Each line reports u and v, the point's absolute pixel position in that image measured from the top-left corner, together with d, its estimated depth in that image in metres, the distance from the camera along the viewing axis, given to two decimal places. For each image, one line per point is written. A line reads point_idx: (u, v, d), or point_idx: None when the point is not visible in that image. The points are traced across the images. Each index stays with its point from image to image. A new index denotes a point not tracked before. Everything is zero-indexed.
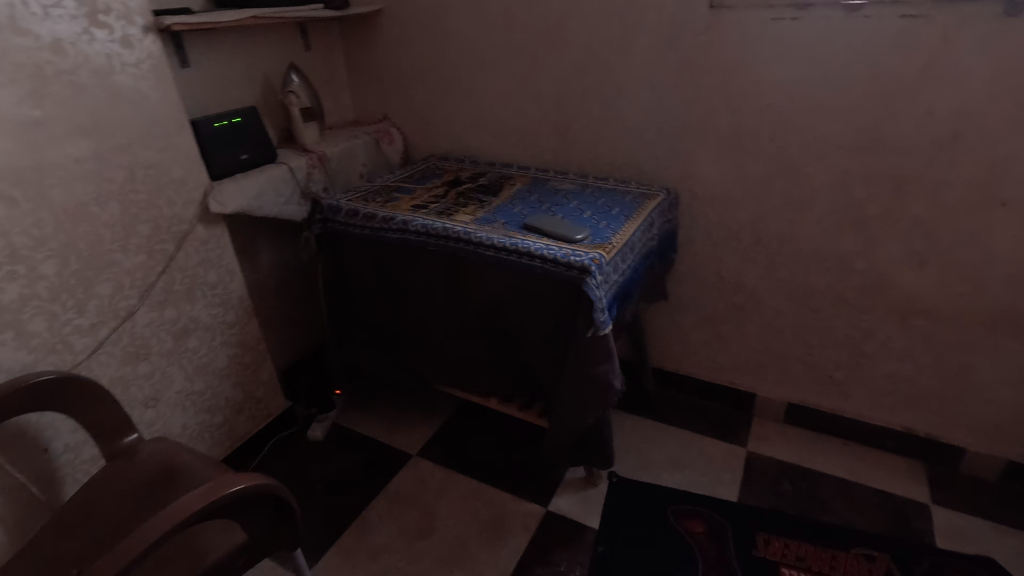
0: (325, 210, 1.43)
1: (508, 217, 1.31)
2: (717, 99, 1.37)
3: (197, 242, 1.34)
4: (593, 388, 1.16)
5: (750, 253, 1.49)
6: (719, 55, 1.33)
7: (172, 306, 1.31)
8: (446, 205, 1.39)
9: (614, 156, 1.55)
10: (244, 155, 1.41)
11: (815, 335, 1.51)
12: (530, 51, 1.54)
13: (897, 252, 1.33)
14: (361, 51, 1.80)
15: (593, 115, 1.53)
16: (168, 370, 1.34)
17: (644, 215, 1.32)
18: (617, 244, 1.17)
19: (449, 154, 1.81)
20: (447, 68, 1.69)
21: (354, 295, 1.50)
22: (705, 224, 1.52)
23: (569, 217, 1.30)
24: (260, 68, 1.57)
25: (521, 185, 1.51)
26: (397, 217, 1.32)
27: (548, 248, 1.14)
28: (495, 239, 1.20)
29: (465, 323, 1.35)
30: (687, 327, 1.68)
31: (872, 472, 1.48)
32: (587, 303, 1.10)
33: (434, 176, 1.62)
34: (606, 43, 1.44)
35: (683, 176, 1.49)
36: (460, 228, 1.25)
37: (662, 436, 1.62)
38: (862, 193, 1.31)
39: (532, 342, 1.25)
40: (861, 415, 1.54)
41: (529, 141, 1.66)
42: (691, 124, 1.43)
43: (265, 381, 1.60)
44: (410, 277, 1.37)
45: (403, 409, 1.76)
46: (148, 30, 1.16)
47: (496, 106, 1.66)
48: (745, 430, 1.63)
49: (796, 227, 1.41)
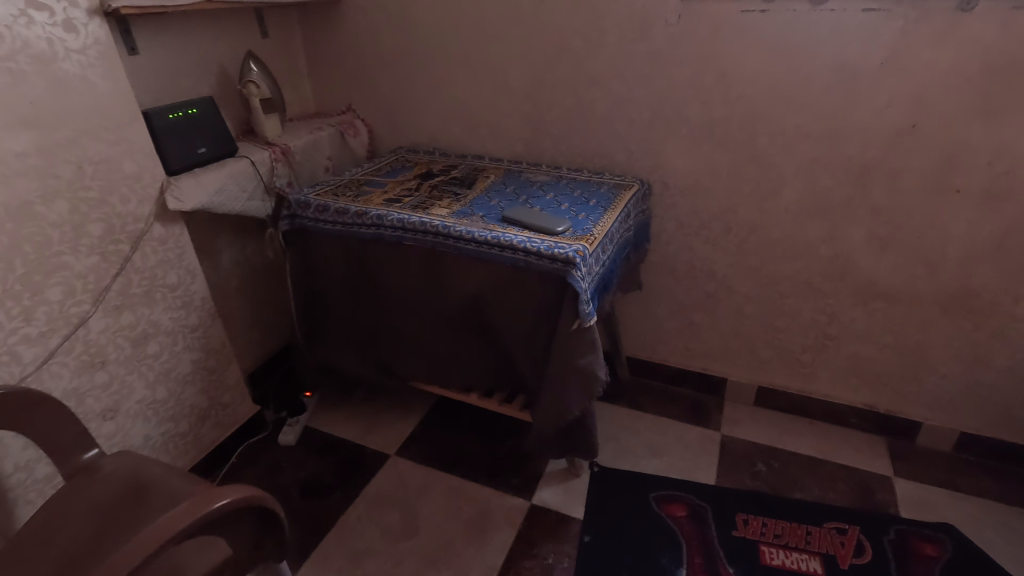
0: (292, 205, 1.36)
1: (486, 211, 1.28)
2: (688, 90, 1.39)
3: (155, 242, 1.26)
4: (577, 379, 1.15)
5: (721, 242, 1.52)
6: (690, 47, 1.34)
7: (129, 310, 1.23)
8: (420, 199, 1.35)
9: (587, 148, 1.55)
10: (202, 148, 1.34)
11: (783, 320, 1.56)
12: (499, 41, 1.52)
13: (859, 238, 1.39)
14: (322, 40, 1.73)
15: (565, 106, 1.52)
16: (127, 379, 1.25)
17: (620, 206, 1.32)
18: (598, 235, 1.17)
19: (416, 145, 1.77)
20: (414, 58, 1.64)
21: (326, 292, 1.45)
22: (677, 213, 1.54)
23: (547, 209, 1.29)
24: (216, 57, 1.48)
25: (495, 177, 1.49)
26: (370, 211, 1.28)
27: (531, 241, 1.12)
28: (475, 232, 1.17)
29: (445, 319, 1.32)
30: (659, 316, 1.71)
31: (839, 449, 1.55)
32: (572, 295, 1.09)
33: (405, 169, 1.57)
34: (577, 34, 1.43)
35: (656, 166, 1.50)
36: (438, 222, 1.21)
37: (639, 424, 1.64)
38: (828, 181, 1.36)
39: (514, 336, 1.24)
40: (826, 395, 1.61)
41: (499, 133, 1.63)
42: (663, 115, 1.44)
43: (232, 386, 1.53)
44: (386, 274, 1.33)
45: (377, 407, 1.72)
46: (93, 13, 1.07)
47: (466, 97, 1.63)
48: (718, 414, 1.68)
49: (765, 215, 1.45)
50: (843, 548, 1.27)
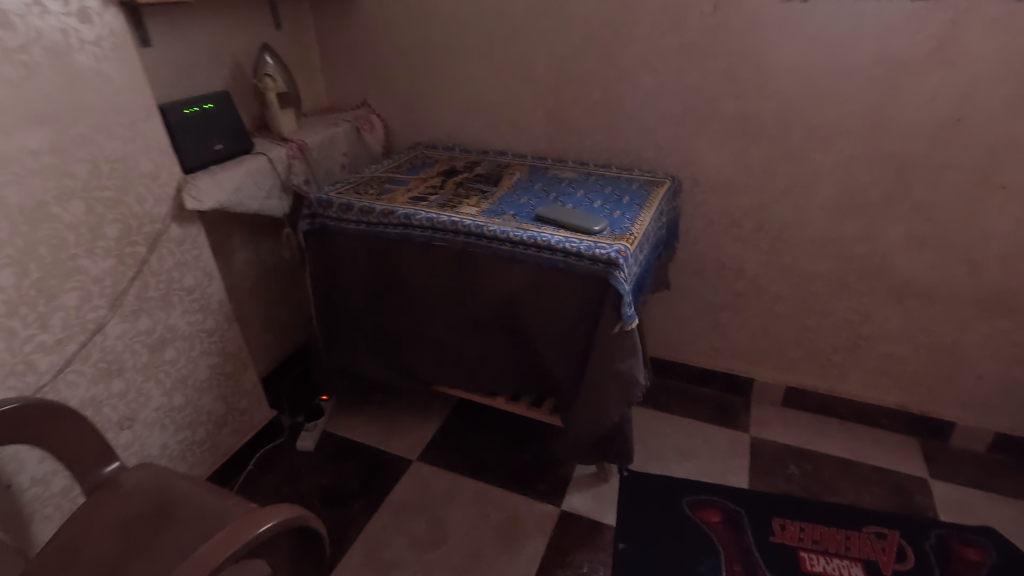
0: (313, 204, 1.31)
1: (517, 209, 1.24)
2: (722, 84, 1.35)
3: (172, 243, 1.20)
4: (617, 384, 1.11)
5: (752, 239, 1.48)
6: (726, 39, 1.30)
7: (146, 315, 1.17)
8: (447, 197, 1.30)
9: (614, 144, 1.50)
10: (218, 145, 1.29)
11: (814, 319, 1.53)
12: (524, 33, 1.47)
13: (897, 235, 1.35)
14: (337, 32, 1.67)
15: (592, 101, 1.48)
16: (144, 387, 1.20)
17: (654, 204, 1.28)
18: (638, 234, 1.13)
19: (434, 141, 1.71)
20: (434, 51, 1.59)
21: (348, 293, 1.40)
22: (707, 211, 1.50)
23: (579, 207, 1.25)
24: (230, 49, 1.42)
25: (521, 174, 1.44)
26: (397, 211, 1.23)
27: (569, 241, 1.08)
28: (510, 231, 1.12)
29: (474, 322, 1.28)
30: (685, 315, 1.67)
31: (871, 450, 1.52)
32: (614, 297, 1.04)
33: (425, 166, 1.52)
34: (606, 25, 1.38)
35: (686, 162, 1.46)
36: (469, 221, 1.16)
37: (666, 426, 1.61)
38: (866, 178, 1.32)
39: (549, 339, 1.20)
40: (856, 395, 1.58)
41: (522, 128, 1.58)
42: (695, 109, 1.39)
43: (249, 391, 1.48)
44: (412, 276, 1.28)
45: (396, 410, 1.67)
46: (109, 3, 1.01)
47: (488, 91, 1.58)
48: (746, 415, 1.64)
49: (799, 212, 1.41)
50: (884, 554, 1.24)
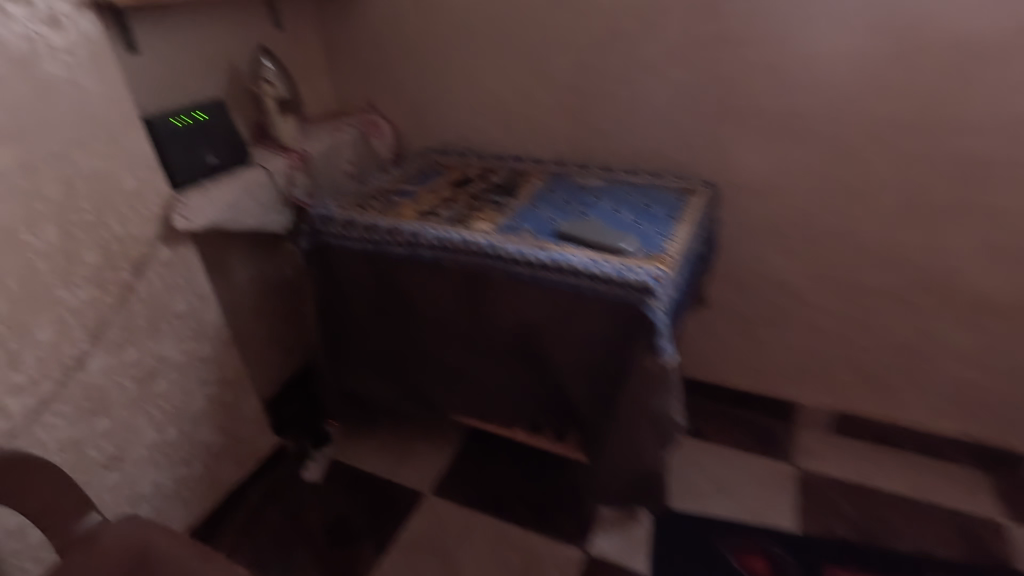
0: (313, 220, 1.20)
1: (536, 224, 1.11)
2: (765, 78, 1.19)
3: (161, 267, 1.11)
4: (651, 425, 0.98)
5: (799, 251, 1.33)
6: (770, 26, 1.15)
7: (133, 345, 1.08)
8: (458, 211, 1.18)
9: (642, 146, 1.36)
10: (212, 157, 1.19)
11: (869, 339, 1.37)
12: (542, 26, 1.33)
13: (970, 246, 1.19)
14: (341, 31, 1.56)
15: (618, 99, 1.34)
16: (133, 423, 1.11)
17: (690, 216, 1.14)
18: (674, 254, 1.00)
19: (446, 145, 1.59)
20: (444, 48, 1.46)
21: (354, 316, 1.29)
22: (746, 219, 1.35)
23: (606, 221, 1.12)
24: (226, 51, 1.32)
25: (540, 182, 1.31)
26: (404, 228, 1.11)
27: (596, 263, 0.94)
28: (528, 252, 1.00)
29: (490, 349, 1.16)
30: (721, 332, 1.52)
31: (934, 485, 1.36)
32: (648, 329, 0.91)
33: (436, 174, 1.40)
34: (633, 15, 1.24)
35: (723, 165, 1.31)
36: (482, 240, 1.04)
37: (700, 455, 1.47)
38: (933, 182, 1.16)
39: (574, 370, 1.07)
40: (916, 423, 1.42)
41: (541, 130, 1.45)
42: (734, 107, 1.24)
43: (251, 419, 1.39)
44: (421, 298, 1.16)
45: (408, 436, 1.56)
46: (81, 5, 0.91)
47: (502, 91, 1.45)
48: (789, 442, 1.49)
49: (853, 221, 1.25)
50: None
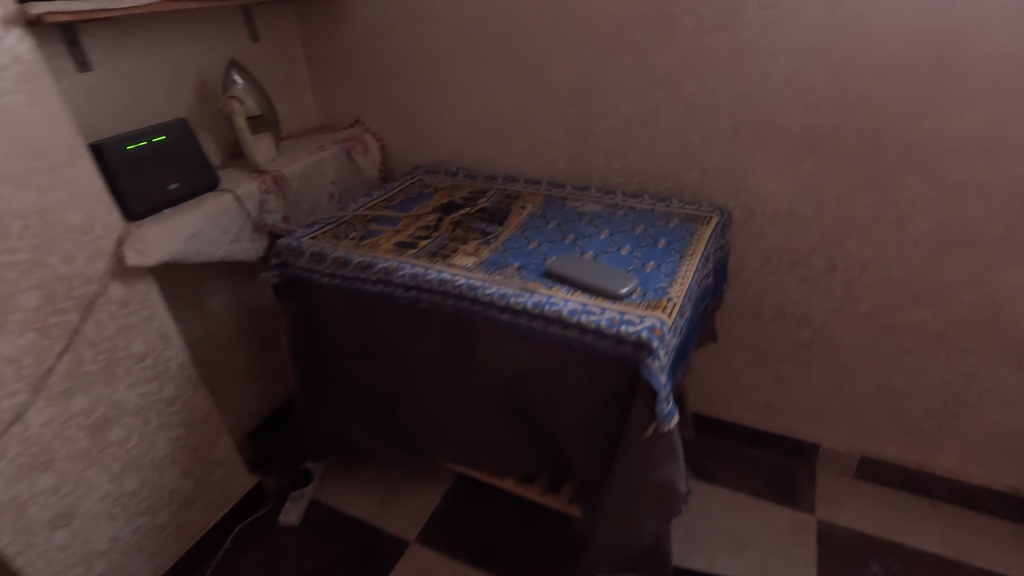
0: (282, 252, 1.09)
1: (524, 260, 0.99)
2: (786, 92, 1.06)
3: (113, 306, 1.01)
4: (651, 495, 0.86)
5: (823, 282, 1.20)
6: (792, 34, 1.02)
7: (82, 393, 0.99)
8: (440, 242, 1.07)
9: (647, 165, 1.23)
10: (173, 184, 1.09)
11: (902, 380, 1.23)
12: (539, 34, 1.21)
13: (1022, 283, 1.04)
14: (325, 41, 1.46)
15: (621, 114, 1.21)
16: (83, 476, 1.02)
17: (699, 250, 1.01)
18: (678, 298, 0.87)
19: (436, 163, 1.47)
20: (433, 59, 1.35)
21: (330, 354, 1.18)
22: (764, 247, 1.22)
23: (603, 256, 1.00)
24: (195, 67, 1.22)
25: (533, 208, 1.19)
26: (376, 263, 1.00)
27: (587, 311, 0.82)
28: (511, 295, 0.88)
29: (474, 396, 1.04)
30: (735, 367, 1.39)
31: (975, 543, 1.21)
32: (647, 390, 0.79)
33: (422, 197, 1.29)
34: (638, 21, 1.12)
35: (738, 188, 1.18)
36: (462, 280, 0.92)
37: (711, 502, 1.34)
38: (980, 210, 1.02)
39: (565, 426, 0.95)
40: (954, 472, 1.27)
41: (538, 148, 1.32)
42: (751, 124, 1.11)
43: (224, 460, 1.29)
44: (398, 339, 1.05)
45: (396, 476, 1.45)
46: (10, 24, 0.82)
47: (496, 105, 1.33)
48: (810, 489, 1.36)
49: (886, 251, 1.12)
50: None
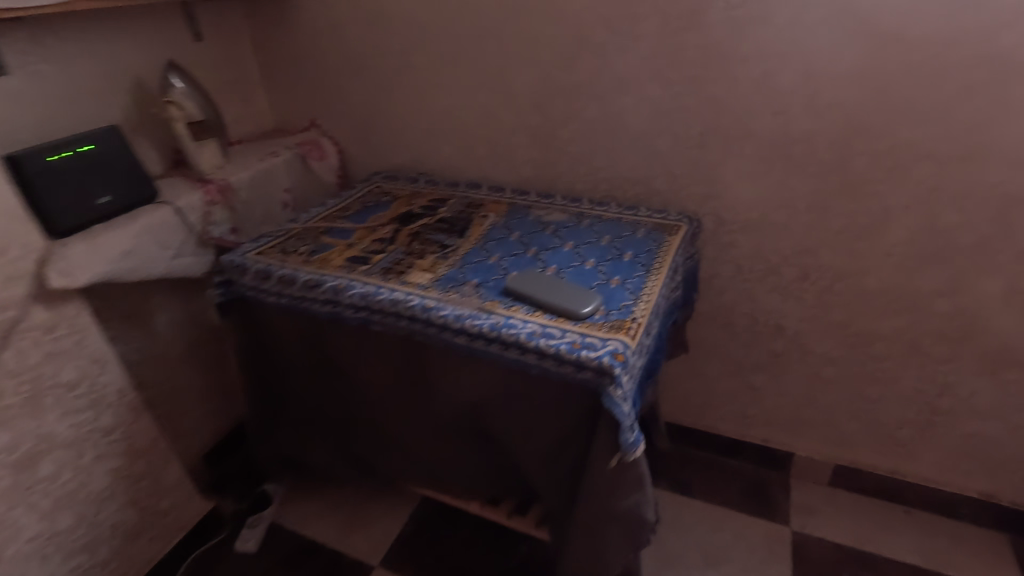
0: (226, 269, 1.02)
1: (483, 276, 0.94)
2: (756, 96, 1.02)
3: (37, 332, 0.93)
4: (618, 526, 0.81)
5: (795, 291, 1.17)
6: (760, 37, 0.98)
7: (4, 428, 0.91)
8: (395, 257, 1.00)
9: (615, 171, 1.19)
10: (104, 197, 1.01)
11: (876, 388, 1.20)
12: (499, 34, 1.15)
13: (995, 291, 1.03)
14: (277, 41, 1.38)
15: (587, 119, 1.16)
16: (8, 517, 0.93)
17: (666, 262, 0.96)
18: (643, 316, 0.82)
19: (397, 169, 1.41)
20: (391, 60, 1.28)
21: (283, 375, 1.12)
22: (735, 255, 1.18)
23: (566, 270, 0.94)
24: (129, 69, 1.13)
25: (495, 218, 1.13)
26: (325, 281, 0.93)
27: (546, 335, 0.77)
28: (466, 317, 0.82)
29: (434, 420, 0.98)
30: (708, 377, 1.36)
31: (950, 552, 1.20)
32: (610, 419, 0.74)
33: (380, 206, 1.22)
34: (603, 22, 1.06)
35: (709, 195, 1.14)
36: (414, 300, 0.86)
37: (685, 516, 1.31)
38: (952, 217, 0.99)
39: (528, 452, 0.89)
40: (928, 480, 1.26)
41: (502, 154, 1.27)
42: (720, 129, 1.07)
43: (173, 487, 1.21)
44: (352, 361, 0.99)
45: (360, 497, 1.39)
46: None
47: (457, 109, 1.27)
48: (785, 499, 1.33)
49: (858, 259, 1.09)
50: None
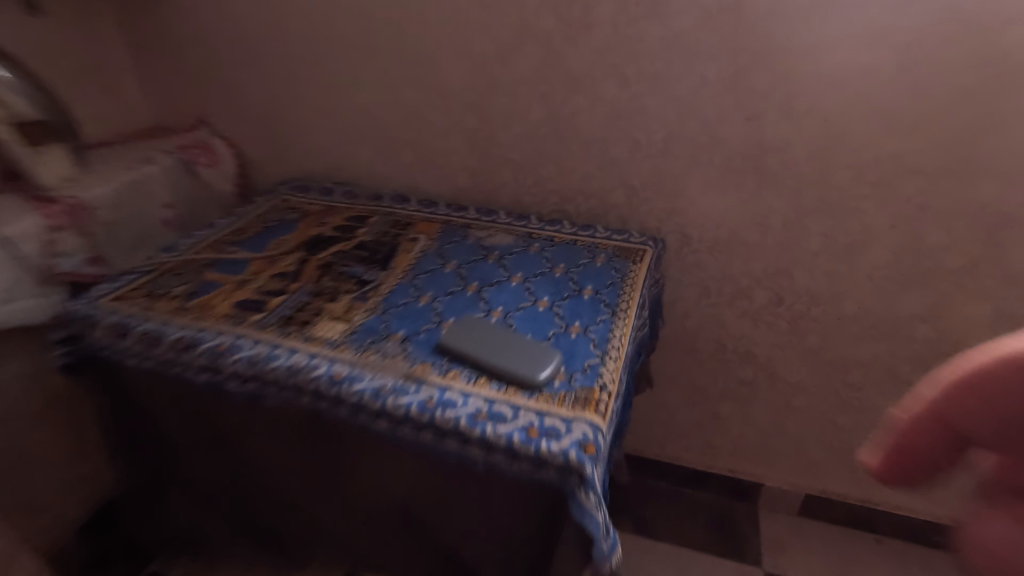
0: (72, 322, 0.78)
1: (410, 326, 0.75)
2: (728, 99, 0.87)
3: None
4: None
5: (767, 316, 1.04)
6: (734, 29, 0.82)
7: None
8: (298, 301, 0.79)
9: (566, 183, 1.01)
10: None
11: (849, 417, 1.11)
12: (423, 17, 0.94)
13: (979, 316, 0.93)
14: (148, 18, 1.11)
15: (532, 122, 0.98)
16: None
17: (633, 299, 0.81)
18: (612, 380, 0.66)
19: (309, 176, 1.17)
20: (292, 45, 1.05)
21: (163, 447, 0.88)
22: (702, 277, 1.04)
23: (514, 315, 0.77)
24: None
25: (427, 242, 0.94)
26: (202, 342, 0.71)
27: (494, 418, 0.60)
28: (389, 393, 0.63)
29: (355, 507, 0.79)
30: (671, 406, 1.23)
31: None
32: (578, 527, 0.58)
33: (284, 227, 1.00)
34: (548, 6, 0.88)
35: (673, 211, 0.99)
36: (320, 369, 0.66)
37: (650, 562, 1.18)
38: (939, 237, 0.88)
39: (474, 548, 0.72)
40: (897, 506, 1.19)
41: (432, 160, 1.06)
42: (687, 136, 0.92)
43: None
44: (246, 435, 0.78)
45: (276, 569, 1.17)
46: None
47: (376, 107, 1.05)
48: (753, 533, 1.23)
49: (837, 282, 0.97)
50: None
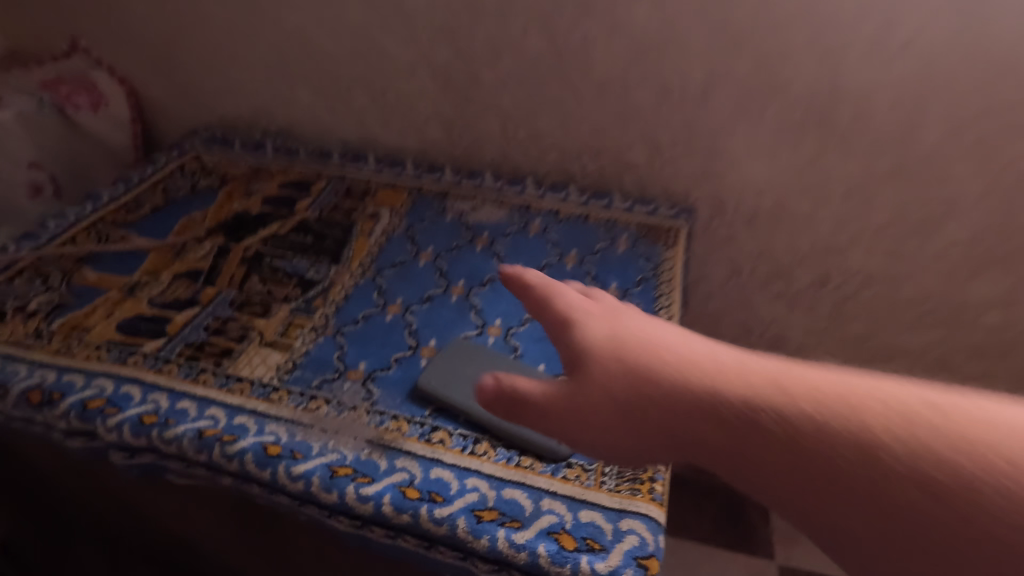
0: None
1: (376, 357, 0.54)
2: (792, 25, 0.65)
3: None
4: None
5: (808, 298, 0.86)
6: None
7: None
8: (214, 321, 0.57)
9: (571, 136, 0.78)
10: None
11: None
12: None
13: None
14: None
15: (525, 55, 0.73)
16: None
17: (673, 301, 0.61)
18: None
19: (233, 123, 0.90)
20: None
21: (59, 499, 0.67)
22: (734, 253, 0.85)
23: (518, 333, 0.57)
24: None
25: (392, 221, 0.71)
26: (68, 395, 0.48)
27: (506, 518, 0.41)
28: (349, 477, 0.43)
29: None
30: None
31: None
32: None
33: (200, 200, 0.75)
34: None
35: (706, 173, 0.78)
36: (245, 437, 0.45)
37: None
38: None
39: None
40: None
41: (393, 105, 0.81)
42: (732, 77, 0.69)
43: None
44: (156, 502, 0.57)
45: None
46: None
47: (313, 31, 0.78)
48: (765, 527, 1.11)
49: (899, 262, 0.79)
50: None
